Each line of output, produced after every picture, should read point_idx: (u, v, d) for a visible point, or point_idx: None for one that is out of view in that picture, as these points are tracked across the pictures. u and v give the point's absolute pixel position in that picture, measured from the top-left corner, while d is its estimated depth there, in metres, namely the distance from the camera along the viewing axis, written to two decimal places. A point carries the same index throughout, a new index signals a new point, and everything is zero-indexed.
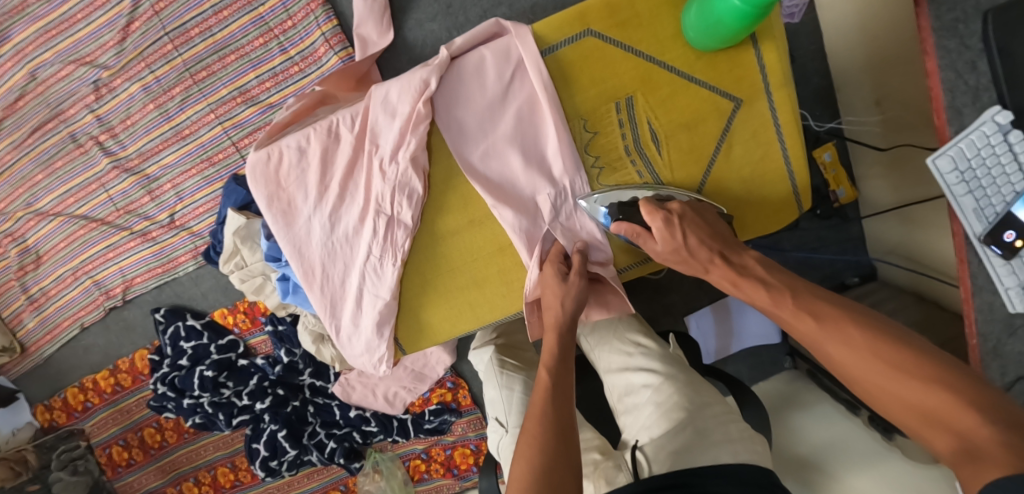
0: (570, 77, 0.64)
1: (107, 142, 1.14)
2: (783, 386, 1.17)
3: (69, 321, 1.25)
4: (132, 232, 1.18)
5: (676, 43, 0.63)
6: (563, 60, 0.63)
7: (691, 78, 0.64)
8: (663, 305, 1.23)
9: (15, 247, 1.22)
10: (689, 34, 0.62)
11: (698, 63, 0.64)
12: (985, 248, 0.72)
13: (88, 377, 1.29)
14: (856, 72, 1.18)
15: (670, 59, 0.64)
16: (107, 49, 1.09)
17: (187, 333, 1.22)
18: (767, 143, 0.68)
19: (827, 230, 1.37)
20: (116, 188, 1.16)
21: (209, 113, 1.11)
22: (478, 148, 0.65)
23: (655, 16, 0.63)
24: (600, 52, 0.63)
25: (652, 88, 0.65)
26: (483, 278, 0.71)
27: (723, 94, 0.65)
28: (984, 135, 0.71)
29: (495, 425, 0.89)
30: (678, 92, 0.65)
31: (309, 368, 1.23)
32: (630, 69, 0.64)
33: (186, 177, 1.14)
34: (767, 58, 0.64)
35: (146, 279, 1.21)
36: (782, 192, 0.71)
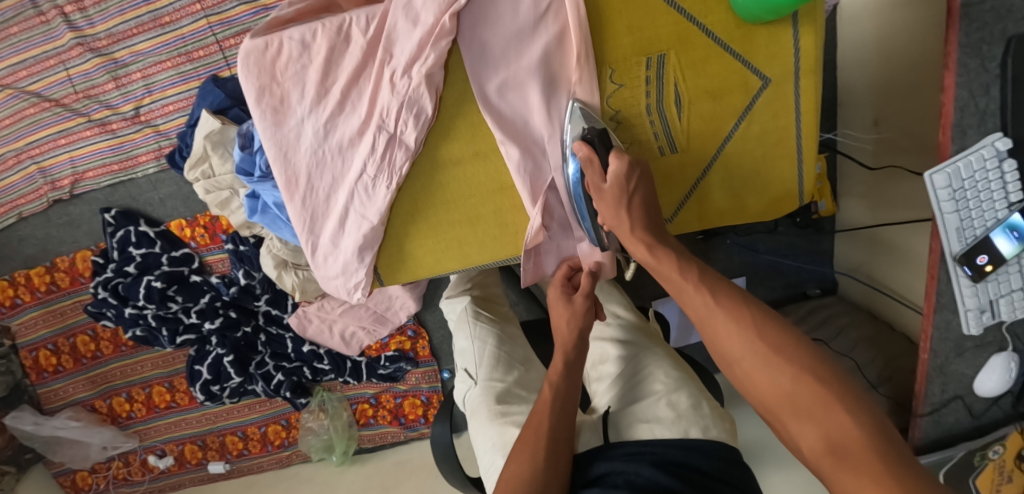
0: (606, 15, 0.60)
1: (73, 15, 1.03)
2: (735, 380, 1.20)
3: (5, 208, 1.14)
4: (89, 120, 1.08)
5: (720, 6, 0.60)
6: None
7: (725, 46, 0.62)
8: (634, 286, 1.23)
9: None
10: None
11: (736, 32, 0.61)
12: (957, 268, 0.77)
13: (20, 271, 1.19)
14: (862, 87, 1.18)
15: (711, 22, 0.61)
16: None
17: (138, 239, 1.14)
18: (784, 128, 0.67)
19: (801, 239, 1.39)
20: (77, 68, 1.05)
21: (195, 4, 1.02)
22: (497, 77, 0.60)
23: None
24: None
25: (686, 48, 0.62)
26: (477, 215, 0.68)
27: (754, 69, 0.63)
28: (983, 157, 0.73)
29: (462, 375, 0.86)
30: (712, 58, 0.62)
31: (267, 294, 1.17)
32: (668, 24, 0.61)
33: (158, 69, 1.05)
34: (803, 41, 0.62)
35: (100, 175, 1.11)
36: (787, 180, 0.70)
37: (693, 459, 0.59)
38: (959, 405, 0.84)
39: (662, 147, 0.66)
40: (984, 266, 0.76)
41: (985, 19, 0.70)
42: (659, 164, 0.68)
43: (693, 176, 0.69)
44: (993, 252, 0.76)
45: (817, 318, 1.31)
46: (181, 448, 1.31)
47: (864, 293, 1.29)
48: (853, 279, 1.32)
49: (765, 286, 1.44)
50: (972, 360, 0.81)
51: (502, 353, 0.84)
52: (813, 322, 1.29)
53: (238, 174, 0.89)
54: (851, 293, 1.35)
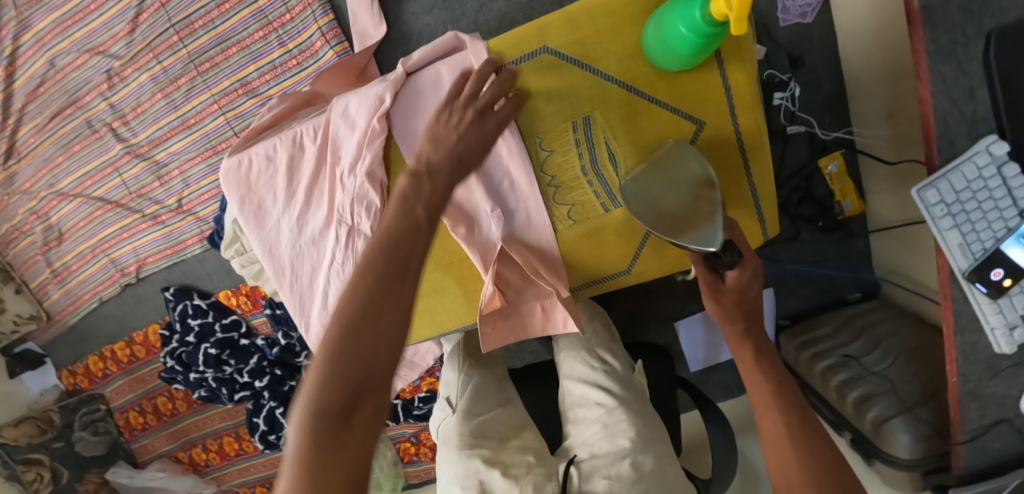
0: (527, 91, 0.63)
1: (120, 129, 1.19)
2: None
3: (89, 295, 1.34)
4: (143, 215, 1.24)
5: (639, 62, 0.61)
6: (523, 72, 0.63)
7: (652, 99, 0.62)
8: (651, 310, 1.15)
9: (40, 224, 1.28)
10: (649, 54, 0.59)
11: (660, 84, 0.61)
12: (970, 286, 0.67)
13: (106, 347, 1.39)
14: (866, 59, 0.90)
15: (631, 79, 0.62)
16: (118, 40, 1.13)
17: (194, 311, 1.29)
18: (732, 168, 0.66)
19: (831, 243, 1.04)
20: (129, 172, 1.21)
21: (213, 104, 1.14)
22: None
23: (619, 33, 0.61)
24: (559, 70, 0.62)
25: (612, 107, 0.63)
26: (441, 286, 0.73)
27: (687, 117, 0.63)
28: (976, 166, 0.65)
29: (441, 403, 0.87)
30: (639, 113, 0.63)
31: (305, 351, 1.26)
32: (589, 88, 0.62)
33: (192, 164, 1.19)
34: (734, 81, 0.61)
35: (158, 259, 1.28)
36: (745, 217, 0.69)
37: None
38: (1006, 429, 0.70)
39: (605, 203, 0.68)
40: (1001, 281, 0.66)
41: (953, 21, 0.63)
42: (604, 221, 0.69)
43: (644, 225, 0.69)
44: (1010, 265, 0.65)
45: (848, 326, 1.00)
46: (253, 490, 1.45)
47: (910, 298, 0.96)
48: (893, 284, 1.00)
49: (796, 296, 1.08)
50: (1011, 380, 0.69)
51: (489, 393, 0.86)
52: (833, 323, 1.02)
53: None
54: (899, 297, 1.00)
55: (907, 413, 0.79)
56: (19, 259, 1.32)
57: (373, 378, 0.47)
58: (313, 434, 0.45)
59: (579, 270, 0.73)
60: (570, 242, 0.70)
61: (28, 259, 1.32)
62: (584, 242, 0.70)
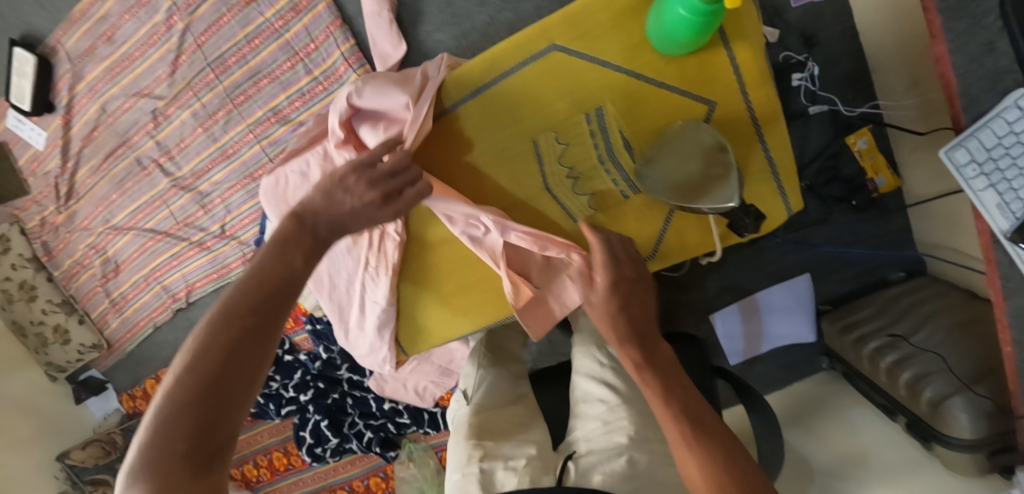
0: (536, 90, 0.66)
1: (166, 164, 1.27)
2: (816, 387, 1.10)
3: (144, 321, 1.42)
4: (191, 242, 1.32)
5: (644, 51, 0.63)
6: (531, 74, 0.66)
7: (661, 83, 0.64)
8: (684, 303, 1.10)
9: (99, 257, 1.38)
10: (654, 41, 0.61)
11: (666, 68, 0.63)
12: (1014, 248, 0.63)
13: (162, 370, 1.47)
14: (884, 34, 0.91)
15: (638, 67, 0.64)
16: (161, 82, 1.22)
17: None
18: (746, 143, 0.68)
19: (866, 222, 1.01)
20: (176, 204, 1.30)
21: (249, 133, 1.22)
22: (457, 165, 0.71)
23: (622, 25, 0.63)
24: (568, 66, 0.65)
25: (621, 97, 0.65)
26: (474, 283, 0.76)
27: (697, 97, 0.65)
28: (1006, 122, 0.62)
29: (459, 396, 0.94)
30: (648, 100, 0.65)
31: (346, 364, 1.32)
32: (598, 80, 0.65)
33: (233, 192, 1.26)
34: (739, 59, 0.63)
35: (205, 283, 1.35)
36: (765, 190, 0.71)
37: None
38: None
39: (624, 190, 0.71)
40: None
41: None
42: (624, 206, 0.72)
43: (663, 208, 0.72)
44: None
45: (893, 307, 0.95)
46: None
47: (960, 273, 0.92)
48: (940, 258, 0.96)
49: (833, 279, 1.05)
50: None
51: (504, 390, 0.89)
52: (876, 305, 0.98)
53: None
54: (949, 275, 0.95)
55: (965, 392, 0.75)
56: (80, 292, 1.42)
57: (244, 352, 0.55)
58: (189, 398, 0.52)
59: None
60: (592, 228, 0.74)
61: (88, 291, 1.41)
62: (606, 227, 0.74)
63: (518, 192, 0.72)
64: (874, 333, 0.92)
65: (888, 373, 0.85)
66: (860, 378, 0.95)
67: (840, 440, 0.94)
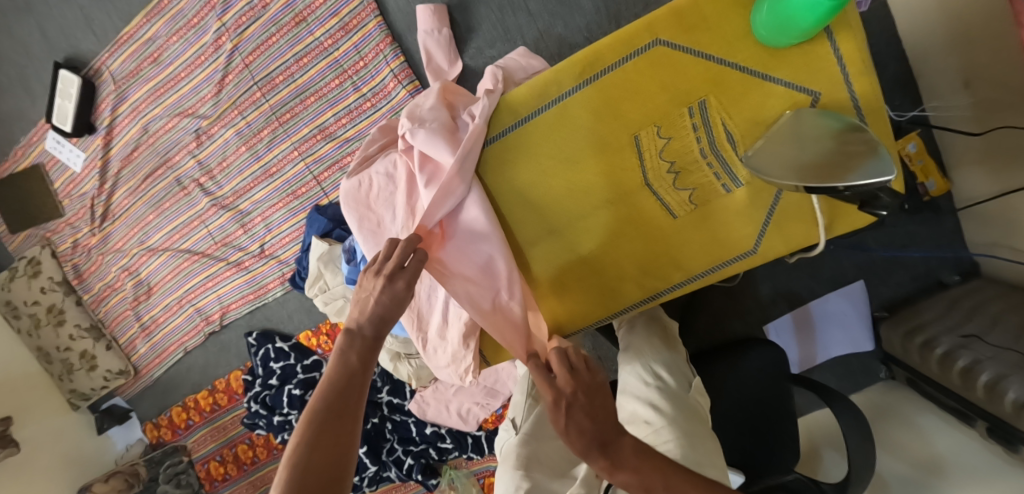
0: (639, 81, 0.64)
1: (207, 183, 1.26)
2: (881, 396, 1.02)
3: (174, 346, 1.38)
4: (228, 262, 1.29)
5: (745, 43, 0.61)
6: (633, 67, 0.64)
7: (765, 76, 0.60)
8: (737, 310, 1.08)
9: (131, 279, 1.34)
10: (760, 32, 0.59)
11: (769, 59, 0.60)
12: None
13: (190, 396, 1.43)
14: (931, 41, 0.84)
15: (740, 59, 0.61)
16: (205, 101, 1.22)
17: (277, 354, 1.31)
18: None
19: (917, 224, 0.97)
20: (214, 223, 1.28)
21: (293, 151, 1.21)
22: (547, 164, 0.69)
23: (723, 18, 0.61)
24: (670, 60, 0.63)
25: (723, 89, 0.62)
26: (566, 285, 0.73)
27: (800, 88, 0.60)
28: None
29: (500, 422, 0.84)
30: (751, 92, 0.61)
31: (387, 385, 1.31)
32: (700, 72, 0.62)
33: (274, 210, 1.25)
34: (844, 49, 0.58)
35: (241, 305, 1.32)
36: None
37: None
38: None
39: (725, 184, 0.64)
40: None
41: None
42: (723, 205, 0.65)
43: (766, 202, 0.64)
44: None
45: (956, 310, 0.90)
46: None
47: (1020, 274, 0.85)
48: (995, 259, 0.90)
49: (888, 284, 1.01)
50: None
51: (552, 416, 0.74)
52: (936, 307, 0.93)
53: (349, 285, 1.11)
54: (1003, 275, 0.90)
55: None
56: (110, 316, 1.38)
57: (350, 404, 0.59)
58: (315, 439, 0.55)
59: (696, 258, 0.68)
60: (686, 228, 0.67)
61: (118, 315, 1.38)
62: (701, 229, 0.67)
63: (609, 190, 0.67)
64: (941, 335, 0.87)
65: (963, 375, 0.79)
66: (926, 382, 0.90)
67: (909, 447, 0.85)
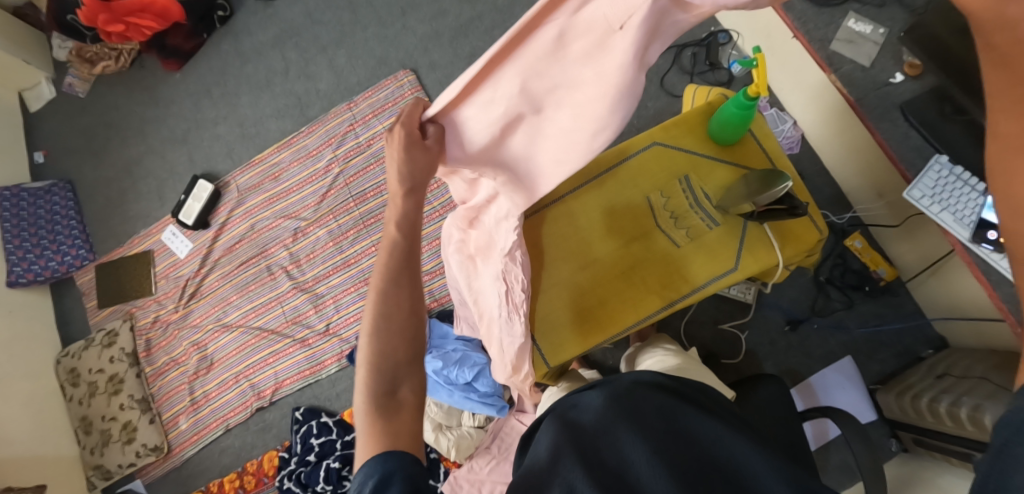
0: (642, 167, 1.00)
1: (293, 270, 1.51)
2: (899, 467, 1.17)
3: (217, 422, 1.45)
4: (294, 339, 1.47)
5: (708, 145, 1.00)
6: (638, 158, 1.01)
7: (720, 161, 0.99)
8: None
9: (197, 354, 1.49)
10: (716, 137, 0.99)
11: (724, 154, 0.99)
12: (979, 247, 0.83)
13: (215, 480, 1.42)
14: (846, 171, 1.25)
15: (708, 154, 1.00)
16: (308, 208, 1.55)
17: (319, 429, 1.39)
18: None
19: (881, 305, 1.27)
20: (290, 304, 1.49)
21: (372, 247, 1.50)
22: (586, 216, 1.00)
23: (693, 132, 1.01)
24: (665, 153, 1.00)
25: (700, 169, 0.99)
26: (605, 299, 0.97)
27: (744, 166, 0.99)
28: (936, 171, 0.86)
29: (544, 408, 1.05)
30: (716, 170, 0.99)
31: (423, 462, 1.35)
32: (685, 161, 1.00)
33: (346, 294, 1.48)
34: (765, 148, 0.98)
35: (294, 381, 1.45)
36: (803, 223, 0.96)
37: (717, 445, 0.64)
38: None
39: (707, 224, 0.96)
40: (999, 239, 0.81)
41: None
42: (711, 237, 0.95)
43: (736, 234, 0.95)
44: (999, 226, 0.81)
45: (934, 372, 1.12)
46: None
47: (971, 330, 1.11)
48: (955, 323, 1.15)
49: (873, 360, 1.26)
50: None
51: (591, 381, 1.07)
52: (920, 373, 1.16)
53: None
54: (966, 339, 1.15)
55: None
56: (163, 390, 1.48)
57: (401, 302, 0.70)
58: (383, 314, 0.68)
59: (697, 274, 0.95)
60: (686, 253, 0.96)
61: (171, 389, 1.48)
62: (700, 253, 0.95)
63: (633, 230, 0.99)
64: (925, 389, 1.08)
65: (951, 415, 0.96)
66: (930, 436, 1.05)
67: None
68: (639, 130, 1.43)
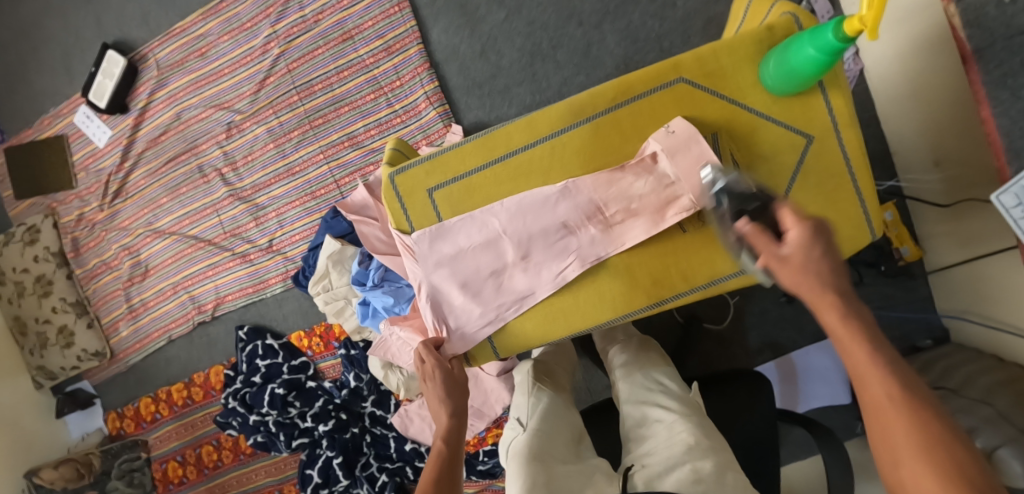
0: (654, 113, 0.68)
1: (228, 174, 1.30)
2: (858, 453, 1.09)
3: (159, 332, 1.36)
4: (233, 253, 1.31)
5: (755, 89, 0.67)
6: (654, 100, 0.68)
7: (768, 119, 0.68)
8: (725, 357, 1.15)
9: (129, 259, 1.35)
10: (769, 81, 0.66)
11: (775, 105, 0.68)
12: None
13: (164, 388, 1.37)
14: (904, 122, 0.98)
15: (751, 103, 0.68)
16: (243, 97, 1.28)
17: (264, 351, 1.29)
18: (837, 174, 0.69)
19: (892, 286, 1.09)
20: (227, 213, 1.30)
21: (319, 154, 1.26)
22: None
23: (738, 67, 0.67)
24: (692, 97, 0.68)
25: (736, 126, 0.68)
26: (579, 286, 0.72)
27: (799, 131, 0.68)
28: None
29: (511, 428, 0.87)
30: (758, 130, 0.68)
31: (372, 395, 1.24)
32: (717, 110, 0.68)
33: (290, 208, 1.28)
34: (835, 103, 0.67)
35: (237, 297, 1.32)
36: (851, 217, 0.70)
37: None
38: None
39: None
40: None
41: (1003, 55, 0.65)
42: None
43: None
44: None
45: (929, 369, 0.96)
46: None
47: (985, 333, 0.94)
48: (968, 323, 0.98)
49: None
50: None
51: (559, 413, 0.81)
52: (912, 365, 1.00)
53: (353, 284, 1.14)
54: (977, 341, 0.96)
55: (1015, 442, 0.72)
56: (98, 294, 1.37)
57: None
58: None
59: (699, 268, 0.71)
60: (698, 238, 0.70)
61: (107, 294, 1.37)
62: (712, 243, 0.70)
63: None
64: None
65: None
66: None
67: None
68: (658, 39, 1.11)
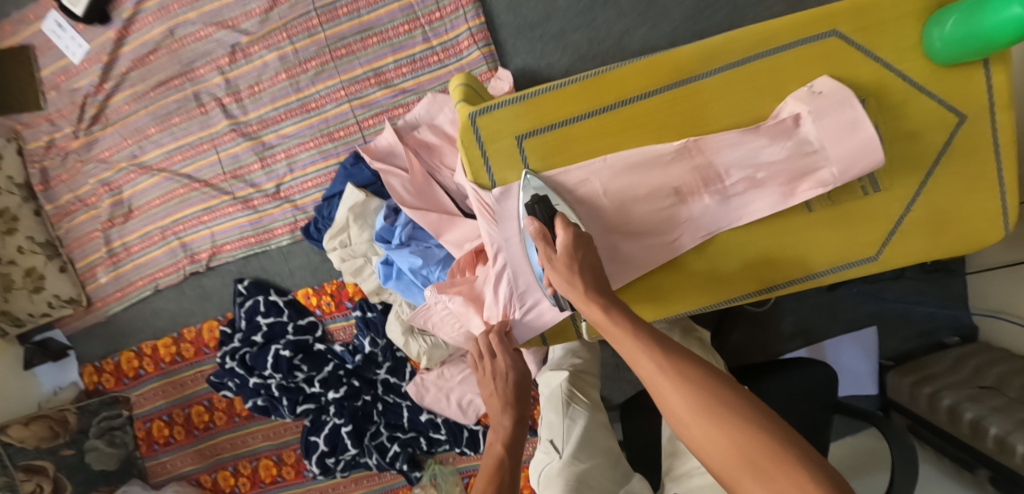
0: (795, 68, 0.58)
1: (230, 105, 1.13)
2: None
3: (144, 281, 1.21)
4: (234, 198, 1.16)
5: (912, 52, 0.58)
6: (798, 55, 0.58)
7: (922, 89, 0.58)
8: (760, 342, 1.08)
9: (110, 197, 1.19)
10: (937, 44, 0.56)
11: (932, 75, 0.58)
12: None
13: (149, 343, 1.23)
14: None
15: (906, 68, 0.58)
16: (251, 16, 1.09)
17: (267, 308, 1.17)
18: (981, 163, 0.60)
19: (929, 282, 1.03)
20: (228, 151, 1.15)
21: (340, 90, 1.10)
22: None
23: (899, 24, 0.57)
24: (842, 53, 0.57)
25: (885, 93, 0.58)
26: (680, 263, 0.64)
27: (953, 108, 0.59)
28: None
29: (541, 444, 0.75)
30: (909, 101, 0.58)
31: (388, 362, 1.13)
32: (867, 72, 0.58)
33: (302, 149, 1.13)
34: (996, 78, 0.58)
35: (236, 247, 1.18)
36: (988, 211, 0.62)
37: None
38: None
39: (864, 187, 0.61)
40: None
41: None
42: (859, 205, 0.61)
43: (894, 212, 0.62)
44: None
45: (960, 367, 0.91)
46: (257, 462, 1.20)
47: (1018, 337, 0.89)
48: (1000, 324, 0.93)
49: (893, 337, 1.05)
50: None
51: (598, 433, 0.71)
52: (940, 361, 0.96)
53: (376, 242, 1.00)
54: (1008, 344, 0.92)
55: None
56: (72, 235, 1.22)
57: None
58: None
59: (819, 254, 0.63)
60: (822, 220, 0.62)
61: (83, 235, 1.21)
62: (831, 227, 0.62)
63: None
64: (947, 389, 0.85)
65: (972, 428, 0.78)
66: (928, 430, 0.88)
67: None
68: None
